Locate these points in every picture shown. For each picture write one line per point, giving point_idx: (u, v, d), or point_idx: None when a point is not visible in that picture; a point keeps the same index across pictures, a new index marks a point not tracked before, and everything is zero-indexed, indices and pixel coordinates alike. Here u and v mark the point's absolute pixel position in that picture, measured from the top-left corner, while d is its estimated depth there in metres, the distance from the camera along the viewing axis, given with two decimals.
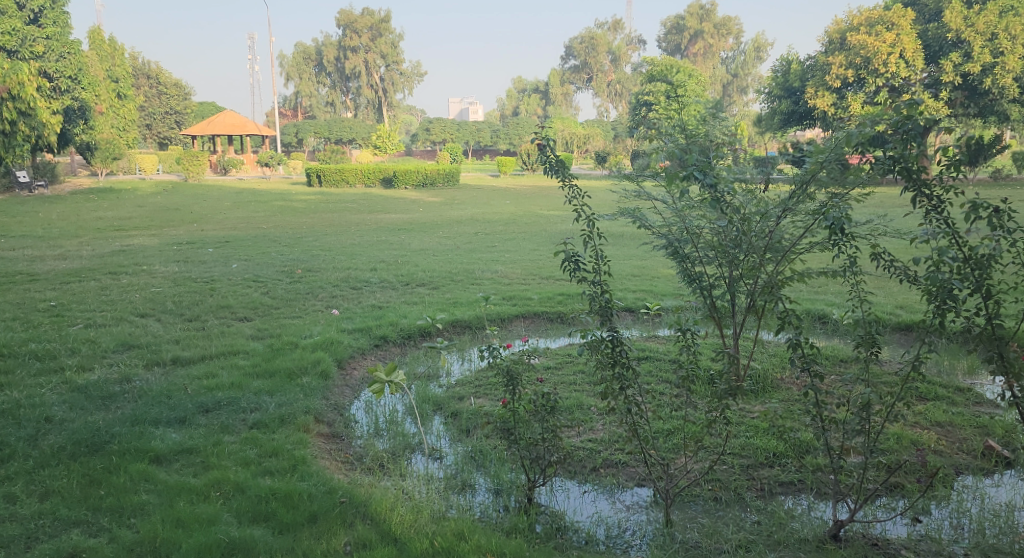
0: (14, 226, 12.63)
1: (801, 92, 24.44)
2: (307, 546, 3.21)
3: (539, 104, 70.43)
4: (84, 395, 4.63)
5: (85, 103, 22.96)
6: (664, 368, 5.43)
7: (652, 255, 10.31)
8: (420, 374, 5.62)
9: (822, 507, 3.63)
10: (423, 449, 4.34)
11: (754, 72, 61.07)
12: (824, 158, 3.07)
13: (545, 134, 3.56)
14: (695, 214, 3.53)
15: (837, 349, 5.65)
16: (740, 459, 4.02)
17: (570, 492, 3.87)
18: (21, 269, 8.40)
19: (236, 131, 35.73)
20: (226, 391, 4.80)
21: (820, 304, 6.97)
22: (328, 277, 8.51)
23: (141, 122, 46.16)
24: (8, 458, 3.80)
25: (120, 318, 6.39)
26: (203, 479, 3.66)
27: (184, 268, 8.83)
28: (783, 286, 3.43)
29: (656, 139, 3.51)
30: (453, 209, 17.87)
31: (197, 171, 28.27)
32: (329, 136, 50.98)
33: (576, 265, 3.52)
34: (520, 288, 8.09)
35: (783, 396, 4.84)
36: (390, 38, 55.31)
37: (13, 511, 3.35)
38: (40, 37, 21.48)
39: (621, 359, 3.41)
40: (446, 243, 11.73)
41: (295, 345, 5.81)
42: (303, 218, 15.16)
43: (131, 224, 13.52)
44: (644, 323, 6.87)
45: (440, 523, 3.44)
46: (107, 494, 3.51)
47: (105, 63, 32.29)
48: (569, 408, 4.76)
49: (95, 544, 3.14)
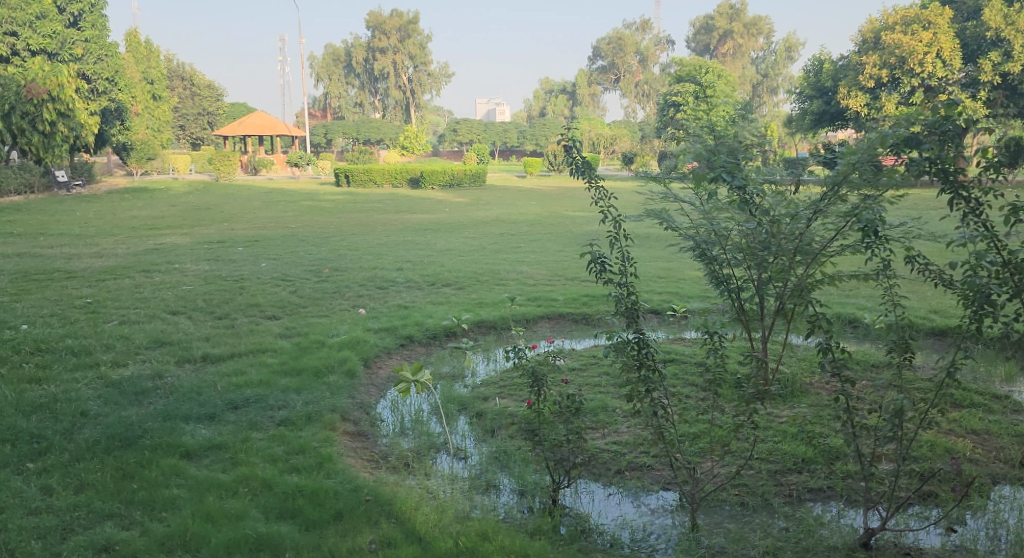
0: (52, 224, 12.94)
1: (832, 92, 24.11)
2: (332, 544, 3.23)
3: (565, 105, 71.40)
4: (118, 391, 4.72)
5: (122, 104, 23.40)
6: (691, 371, 5.39)
7: (678, 257, 10.26)
8: (445, 374, 5.63)
9: (852, 514, 3.56)
10: (448, 449, 4.35)
11: (785, 72, 60.41)
12: (857, 159, 3.00)
13: (572, 135, 3.54)
14: (723, 217, 3.51)
15: (868, 355, 5.57)
16: (768, 465, 3.97)
17: (595, 495, 3.86)
18: (59, 266, 8.58)
19: (266, 131, 36.22)
20: (255, 388, 4.85)
21: (852, 308, 6.88)
22: (355, 276, 8.56)
23: (175, 123, 47.01)
24: (45, 451, 3.88)
25: (153, 315, 6.49)
26: (232, 475, 3.72)
27: (215, 267, 8.93)
28: (815, 289, 3.37)
29: (685, 140, 3.45)
30: (480, 209, 17.98)
31: (228, 170, 28.61)
32: (358, 136, 51.50)
33: (602, 266, 3.47)
34: (545, 289, 8.10)
35: (812, 401, 4.77)
36: (418, 39, 55.64)
37: (49, 503, 3.41)
38: (79, 39, 21.81)
39: (648, 360, 3.35)
40: (472, 243, 11.77)
41: (321, 344, 5.85)
42: (333, 218, 15.36)
43: (165, 223, 13.73)
44: (670, 325, 6.83)
45: (463, 523, 3.45)
46: (139, 488, 3.57)
47: (141, 65, 33.03)
48: (594, 409, 4.76)
49: (128, 537, 3.19)
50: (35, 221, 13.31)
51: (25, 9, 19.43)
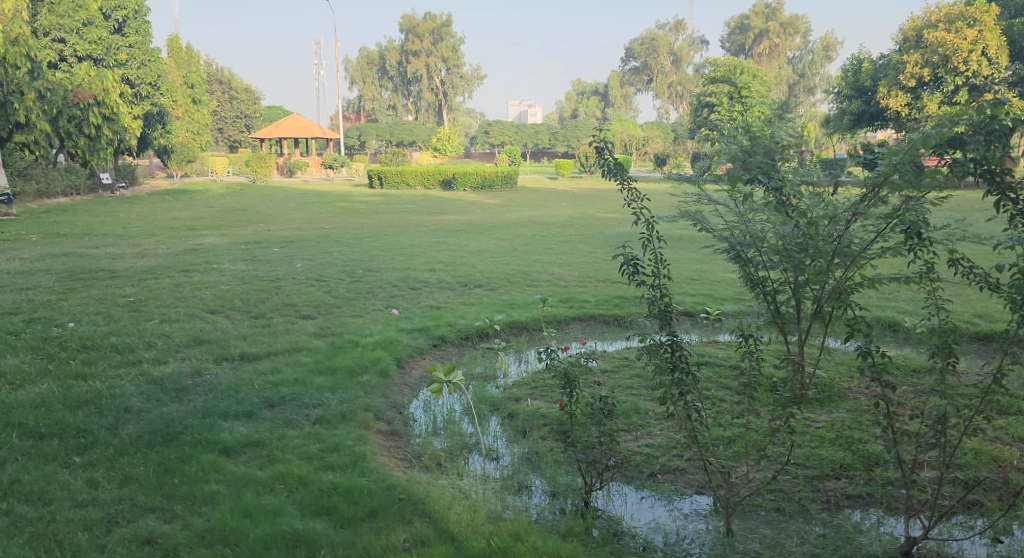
0: (96, 225, 13.29)
1: (872, 91, 23.69)
2: (367, 541, 3.27)
3: (597, 107, 71.18)
4: (159, 387, 4.82)
5: (163, 107, 24.14)
6: (725, 375, 5.34)
7: (711, 259, 10.19)
8: (477, 375, 5.66)
9: (893, 522, 3.50)
10: (480, 449, 4.37)
11: (822, 71, 59.51)
12: (899, 159, 2.95)
13: (603, 136, 3.52)
14: (759, 218, 3.48)
15: (909, 360, 5.46)
16: (805, 470, 3.91)
17: (628, 497, 3.84)
18: (103, 266, 8.80)
19: (302, 132, 36.72)
20: (290, 387, 4.92)
21: (891, 312, 6.76)
22: (387, 277, 8.65)
23: (214, 126, 47.97)
24: (90, 445, 3.98)
25: (191, 314, 6.62)
26: (269, 472, 3.78)
27: (251, 267, 9.09)
28: (854, 292, 3.32)
29: (719, 141, 3.41)
30: (511, 211, 18.04)
31: (264, 172, 29.07)
32: (390, 138, 52.03)
33: (635, 268, 3.45)
34: (577, 290, 8.08)
35: (850, 406, 4.70)
36: (451, 42, 56.01)
37: (94, 496, 3.50)
38: (124, 46, 22.17)
39: (681, 364, 3.32)
40: (503, 244, 11.81)
41: (355, 343, 5.92)
42: (367, 219, 15.53)
43: (203, 224, 14.03)
44: (703, 327, 6.78)
45: (496, 523, 3.47)
46: (180, 483, 3.65)
47: (181, 70, 33.81)
48: (626, 412, 4.73)
49: (169, 530, 3.26)
50: (81, 222, 13.70)
51: (72, 15, 19.57)
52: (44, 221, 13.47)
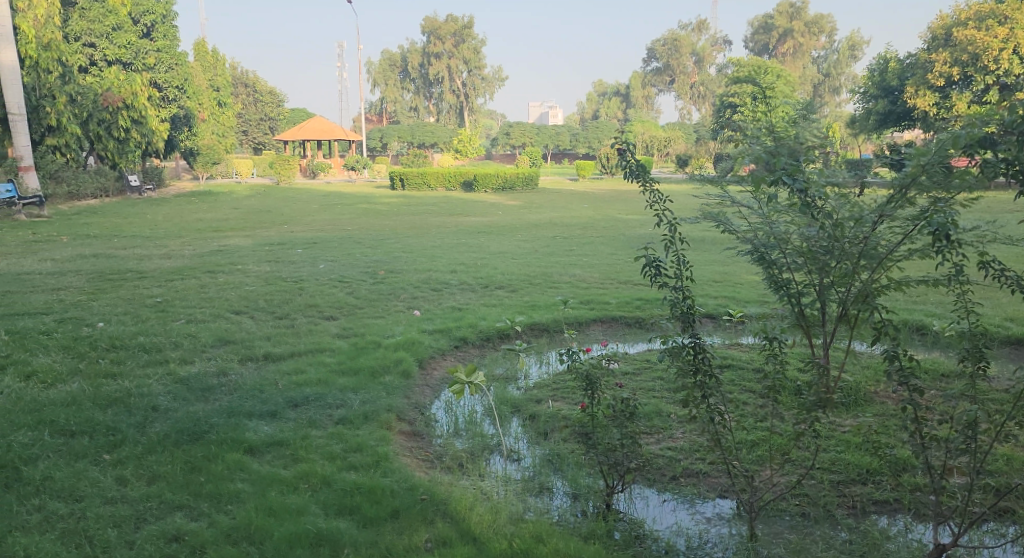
0: (124, 226, 13.49)
1: (899, 91, 23.35)
2: (390, 540, 3.29)
3: (619, 107, 70.95)
4: (186, 387, 4.89)
5: (189, 110, 24.56)
6: (748, 378, 5.30)
7: (734, 261, 10.11)
8: (498, 376, 5.67)
9: (920, 529, 3.45)
10: (501, 451, 4.38)
11: (848, 71, 58.79)
12: (927, 160, 2.91)
13: (625, 138, 3.51)
14: (783, 219, 3.45)
15: (937, 364, 5.39)
16: (831, 475, 3.87)
17: (650, 501, 3.83)
18: (131, 267, 8.95)
19: (325, 135, 37.06)
20: (314, 387, 4.96)
21: (920, 315, 6.66)
22: (409, 278, 8.70)
23: (239, 128, 48.62)
24: (119, 443, 4.04)
25: (217, 315, 6.71)
26: (293, 471, 3.81)
27: (275, 268, 9.20)
28: (881, 295, 3.28)
29: (743, 142, 3.38)
30: (531, 212, 18.06)
31: (288, 174, 29.38)
32: (412, 140, 52.35)
33: (657, 269, 3.43)
34: (598, 292, 8.07)
35: (877, 410, 4.64)
36: (472, 44, 56.22)
37: (124, 493, 3.55)
38: (153, 50, 22.67)
39: (704, 366, 3.29)
40: (524, 246, 11.83)
41: (377, 344, 5.96)
42: (388, 221, 15.65)
43: (229, 225, 14.23)
44: (726, 330, 6.74)
45: (517, 524, 3.47)
46: (206, 481, 3.69)
47: (208, 73, 34.31)
48: (648, 414, 4.72)
49: (196, 528, 3.30)
50: (110, 223, 13.95)
51: (103, 20, 19.83)
52: (74, 223, 13.75)
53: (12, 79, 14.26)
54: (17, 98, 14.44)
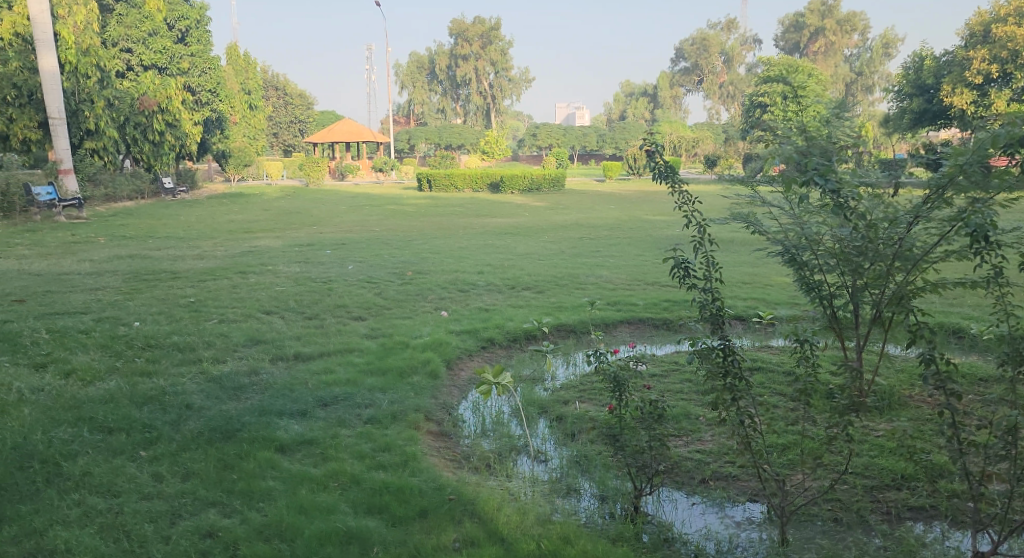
0: (158, 228, 13.72)
1: (935, 89, 22.89)
2: (418, 539, 3.31)
3: (646, 108, 70.55)
4: (219, 386, 4.96)
5: (222, 113, 24.94)
6: (778, 380, 5.24)
7: (763, 262, 10.01)
8: (525, 376, 5.67)
9: (958, 536, 3.39)
10: (528, 452, 4.38)
11: (881, 69, 57.81)
12: (965, 159, 2.84)
13: (654, 139, 3.48)
14: (815, 220, 3.40)
15: (975, 368, 5.28)
16: (864, 480, 3.82)
17: (678, 503, 3.80)
18: (165, 267, 9.11)
19: (354, 137, 37.33)
20: (342, 387, 5.01)
21: (956, 317, 6.53)
22: (436, 279, 8.74)
23: (269, 131, 49.30)
24: (155, 440, 4.12)
25: (248, 315, 6.80)
26: (323, 470, 3.85)
27: (305, 268, 9.31)
28: (916, 297, 3.22)
29: (773, 142, 3.33)
30: (558, 213, 18.04)
31: (317, 176, 29.68)
32: (439, 142, 52.64)
33: (686, 271, 3.40)
34: (626, 293, 8.03)
35: (912, 415, 4.56)
36: (499, 46, 56.34)
37: (160, 488, 3.62)
38: (187, 54, 23.05)
39: (733, 369, 3.25)
40: (551, 247, 11.83)
41: (405, 344, 6.01)
42: (416, 221, 15.75)
43: (259, 226, 14.41)
44: (756, 332, 6.68)
45: (545, 526, 3.47)
46: (238, 478, 3.75)
47: (240, 77, 34.84)
48: (676, 416, 4.69)
49: (229, 524, 3.35)
50: (145, 225, 14.22)
51: (139, 25, 20.17)
52: (111, 224, 14.05)
53: (52, 84, 14.57)
54: (57, 102, 14.73)
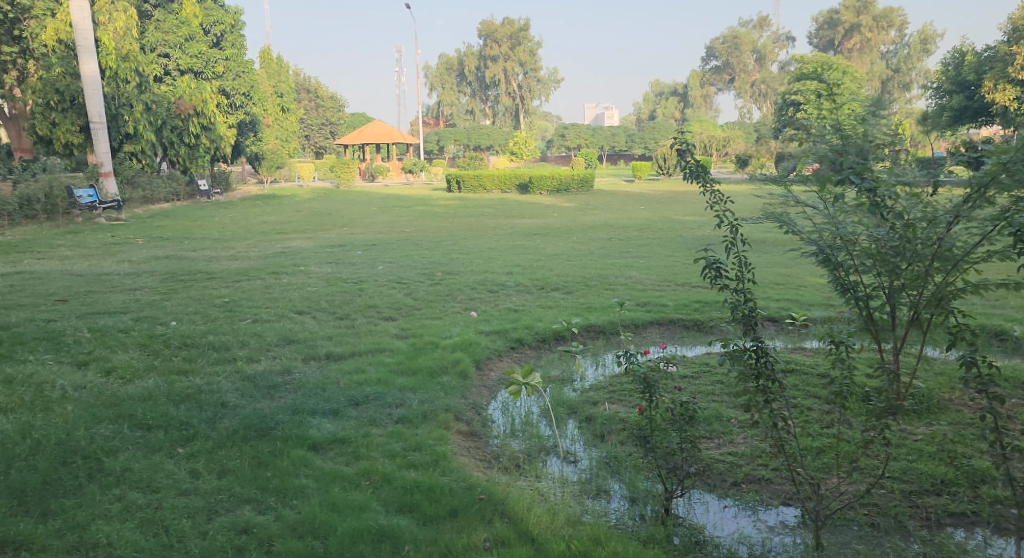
0: (194, 229, 13.98)
1: (976, 85, 22.40)
2: (449, 538, 3.32)
3: (676, 107, 70.08)
4: (252, 384, 5.04)
5: (255, 116, 25.30)
6: (812, 382, 5.17)
7: (796, 263, 9.87)
8: (554, 377, 5.67)
9: (1001, 544, 3.31)
10: (558, 452, 4.38)
11: (918, 65, 56.75)
12: (1010, 157, 2.79)
13: (685, 138, 3.47)
14: (850, 220, 3.35)
15: (1017, 371, 5.16)
16: (901, 484, 3.75)
17: (710, 506, 3.77)
18: (201, 267, 9.28)
19: (383, 139, 37.53)
20: (374, 386, 5.05)
21: (997, 319, 6.38)
22: (466, 279, 8.77)
23: (301, 133, 49.93)
24: (192, 437, 4.19)
25: (281, 314, 6.89)
26: (355, 468, 3.89)
27: (336, 269, 9.40)
28: (956, 298, 3.15)
29: (807, 141, 3.30)
30: (588, 214, 17.99)
31: (347, 177, 29.99)
32: (468, 143, 52.78)
33: (717, 271, 3.35)
34: (655, 294, 7.98)
35: (952, 418, 4.46)
36: (528, 46, 56.42)
37: (196, 485, 3.68)
38: (222, 58, 23.40)
39: (766, 370, 3.22)
40: (580, 247, 11.80)
41: (435, 344, 6.04)
42: (446, 222, 15.82)
43: (291, 227, 14.61)
44: (789, 333, 6.59)
45: (575, 526, 3.46)
46: (272, 476, 3.80)
47: (273, 80, 35.36)
48: (708, 418, 4.65)
49: (263, 521, 3.40)
50: (181, 226, 14.51)
51: (176, 31, 20.62)
52: (148, 225, 14.36)
53: (93, 89, 14.91)
54: (98, 106, 15.06)
